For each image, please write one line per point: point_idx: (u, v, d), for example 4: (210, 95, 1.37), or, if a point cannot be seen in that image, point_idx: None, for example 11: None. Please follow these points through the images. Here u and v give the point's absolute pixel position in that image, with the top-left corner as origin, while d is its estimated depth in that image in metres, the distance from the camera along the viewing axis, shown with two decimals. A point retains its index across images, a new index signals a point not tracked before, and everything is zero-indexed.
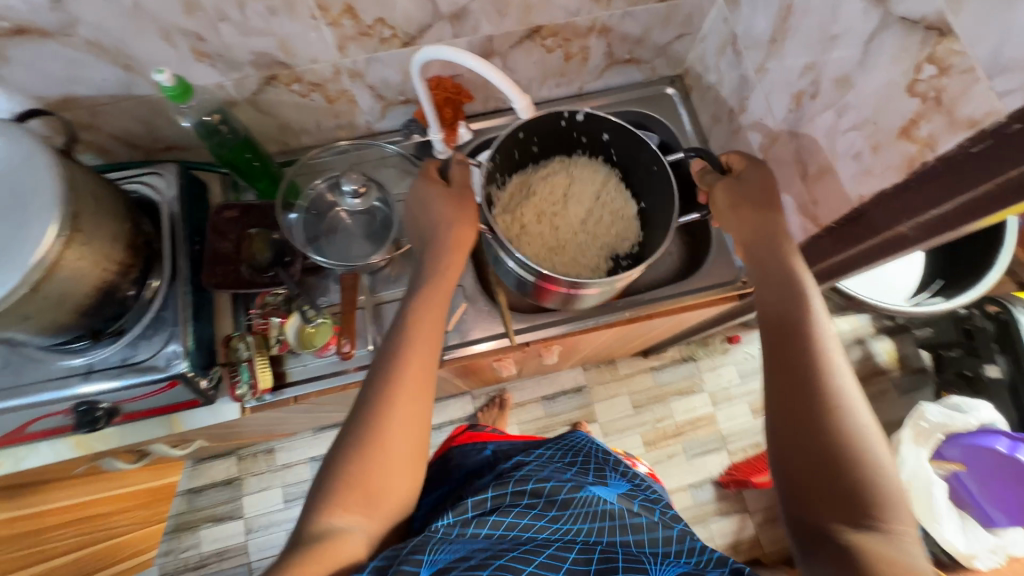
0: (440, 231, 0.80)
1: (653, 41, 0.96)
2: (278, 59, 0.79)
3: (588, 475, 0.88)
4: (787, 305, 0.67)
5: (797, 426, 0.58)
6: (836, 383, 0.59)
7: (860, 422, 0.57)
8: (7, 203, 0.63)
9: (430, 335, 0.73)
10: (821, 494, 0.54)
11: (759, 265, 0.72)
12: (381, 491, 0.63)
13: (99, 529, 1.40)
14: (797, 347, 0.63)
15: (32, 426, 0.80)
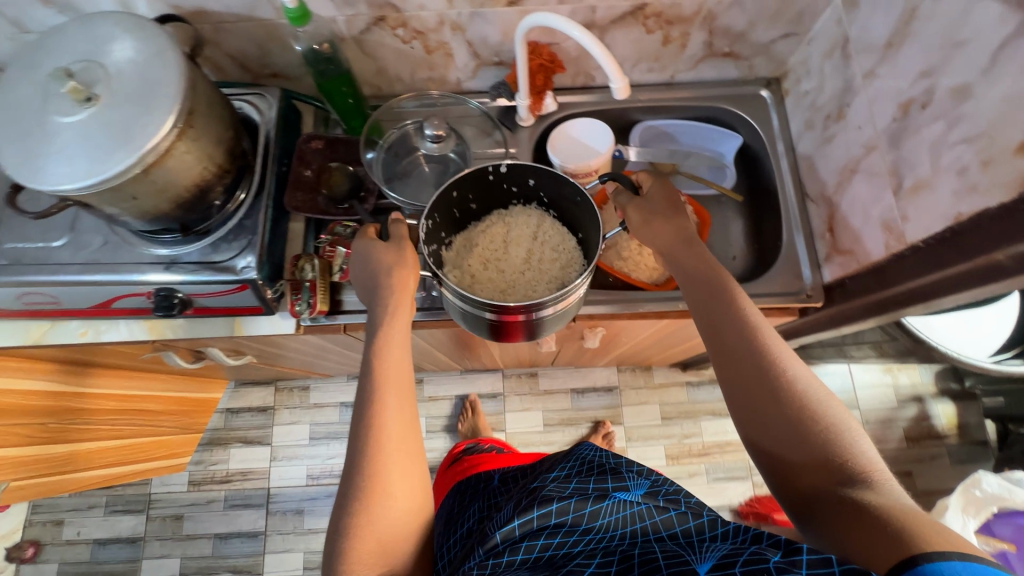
0: (384, 278, 0.81)
1: (757, 37, 0.94)
2: (390, 2, 0.83)
3: (608, 488, 0.77)
4: (715, 310, 0.72)
5: (761, 416, 0.64)
6: (772, 366, 0.66)
7: (806, 380, 0.64)
8: (137, 89, 0.69)
9: (399, 347, 0.78)
10: (803, 463, 0.61)
11: (687, 276, 0.78)
12: (388, 540, 0.66)
13: (145, 424, 1.51)
14: (736, 333, 0.69)
15: (117, 303, 0.89)
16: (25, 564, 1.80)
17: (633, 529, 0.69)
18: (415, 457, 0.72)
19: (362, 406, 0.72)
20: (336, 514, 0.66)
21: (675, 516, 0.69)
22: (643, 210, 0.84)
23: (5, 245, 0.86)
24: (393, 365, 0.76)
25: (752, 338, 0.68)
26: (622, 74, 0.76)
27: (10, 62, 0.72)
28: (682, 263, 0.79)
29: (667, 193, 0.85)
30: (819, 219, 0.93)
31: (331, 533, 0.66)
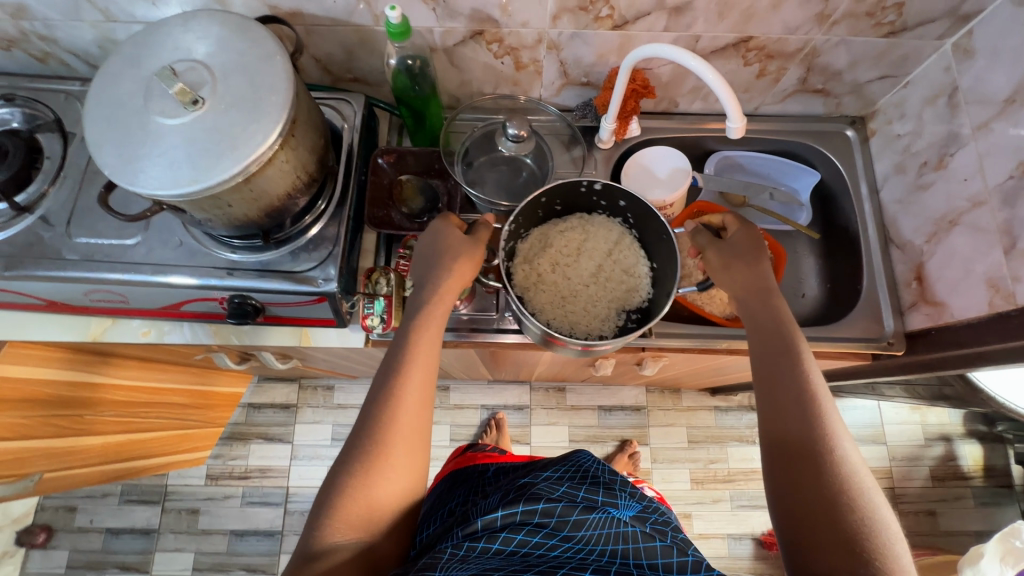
0: (439, 261, 0.78)
1: (854, 76, 0.92)
2: (493, 17, 0.80)
3: (597, 500, 0.70)
4: (775, 358, 0.69)
5: (799, 483, 0.60)
6: (822, 433, 0.62)
7: (855, 466, 0.61)
8: (245, 95, 0.67)
9: (433, 338, 0.74)
10: (828, 545, 0.57)
11: (750, 318, 0.75)
12: (376, 518, 0.64)
13: (171, 416, 1.44)
14: (794, 391, 0.66)
15: (188, 307, 0.87)
16: (35, 550, 1.68)
17: (613, 550, 0.64)
18: (420, 444, 0.69)
19: (386, 374, 0.70)
20: (331, 476, 0.65)
21: (661, 548, 0.65)
22: (722, 246, 0.81)
23: (77, 240, 0.84)
24: (421, 356, 0.72)
25: (810, 403, 0.64)
26: (741, 113, 0.73)
27: (110, 55, 0.70)
28: (748, 305, 0.76)
29: (758, 238, 0.81)
30: (904, 266, 0.92)
31: (324, 490, 0.65)
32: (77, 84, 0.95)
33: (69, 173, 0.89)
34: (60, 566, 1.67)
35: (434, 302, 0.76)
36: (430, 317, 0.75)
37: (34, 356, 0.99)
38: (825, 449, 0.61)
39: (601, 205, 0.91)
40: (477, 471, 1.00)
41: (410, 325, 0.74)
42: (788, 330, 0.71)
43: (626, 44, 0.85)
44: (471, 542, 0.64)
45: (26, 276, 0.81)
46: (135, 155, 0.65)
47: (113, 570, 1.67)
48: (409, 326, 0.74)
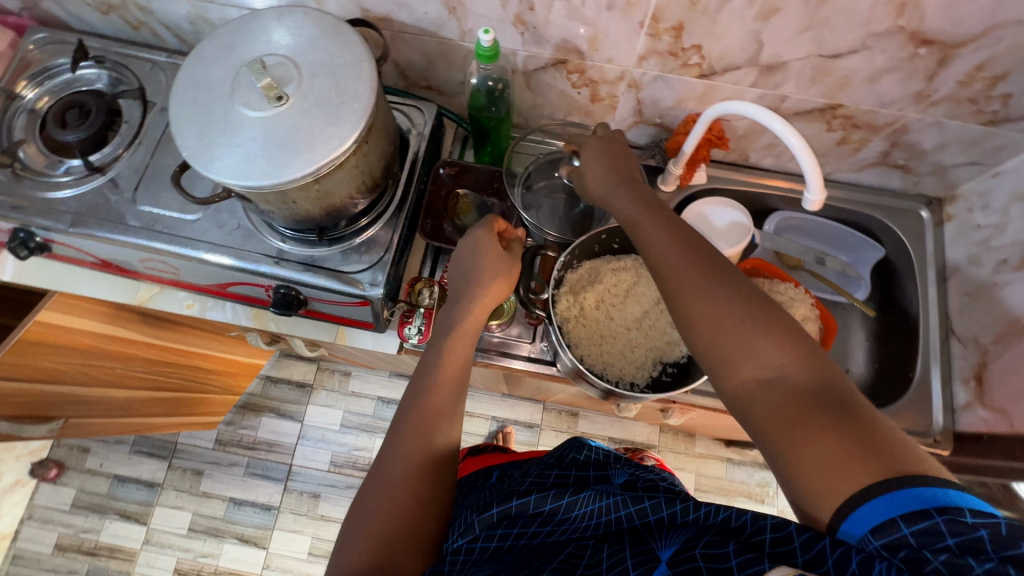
0: (471, 276, 0.75)
1: (940, 157, 0.88)
2: (579, 48, 0.79)
3: (589, 478, 0.69)
4: (674, 265, 0.61)
5: (731, 362, 0.54)
6: (750, 320, 0.55)
7: (751, 306, 0.56)
8: (328, 97, 0.67)
9: (459, 355, 0.71)
10: (781, 410, 0.50)
11: (642, 237, 0.66)
12: (399, 538, 0.60)
13: (192, 380, 1.44)
14: (686, 270, 0.60)
15: (234, 288, 0.89)
16: (45, 483, 1.72)
17: (603, 522, 0.57)
18: (448, 467, 0.66)
19: (413, 392, 0.69)
20: (360, 496, 0.63)
21: (649, 506, 0.56)
22: (580, 180, 0.79)
23: (142, 208, 0.86)
24: (446, 373, 0.70)
25: (702, 272, 0.59)
26: (823, 186, 0.69)
27: (205, 38, 0.71)
28: (636, 227, 0.67)
29: (612, 147, 0.78)
30: (964, 362, 0.89)
31: (353, 514, 0.62)
32: (164, 55, 0.97)
33: (143, 140, 0.92)
34: (65, 504, 1.72)
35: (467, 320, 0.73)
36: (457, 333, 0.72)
37: (79, 307, 1.02)
38: (762, 334, 0.54)
39: None
40: (479, 475, 0.92)
41: (440, 344, 0.72)
42: (671, 230, 0.64)
43: (708, 93, 0.83)
44: (470, 545, 0.60)
45: (88, 235, 0.84)
46: (214, 140, 0.66)
47: (114, 517, 1.71)
48: (435, 346, 0.72)
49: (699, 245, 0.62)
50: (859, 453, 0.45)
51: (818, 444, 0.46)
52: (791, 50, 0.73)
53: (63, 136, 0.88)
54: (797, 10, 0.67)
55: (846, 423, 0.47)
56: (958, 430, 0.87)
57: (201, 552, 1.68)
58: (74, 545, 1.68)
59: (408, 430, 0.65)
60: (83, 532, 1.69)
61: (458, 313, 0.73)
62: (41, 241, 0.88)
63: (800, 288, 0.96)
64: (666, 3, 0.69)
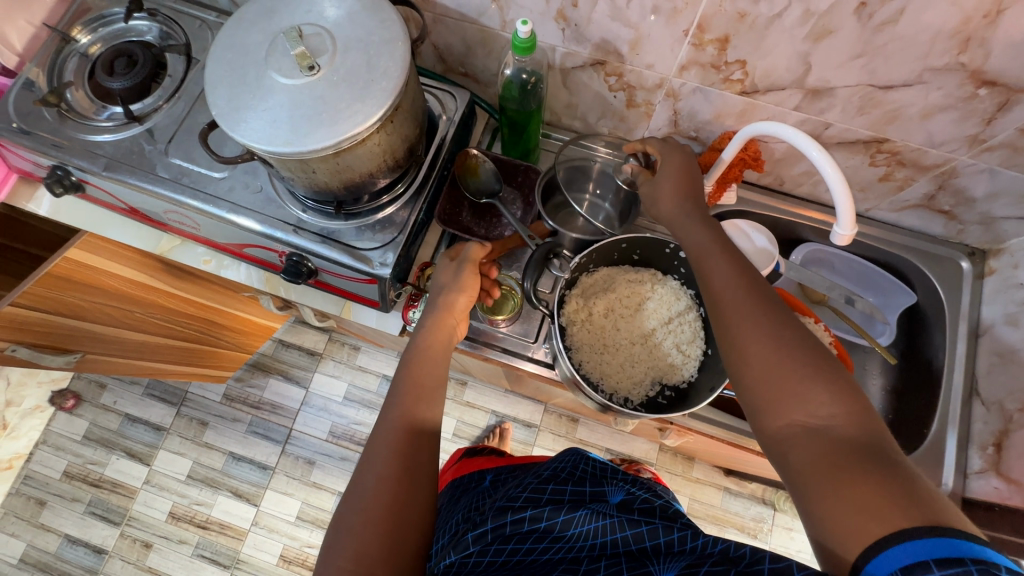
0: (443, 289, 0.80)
1: (989, 208, 0.83)
2: (619, 51, 0.77)
3: (585, 496, 0.66)
4: (736, 298, 0.61)
5: (775, 402, 0.54)
6: (805, 365, 0.54)
7: (806, 349, 0.55)
8: (359, 73, 0.67)
9: (432, 368, 0.74)
10: (821, 455, 0.49)
11: (704, 266, 0.66)
12: (375, 549, 0.58)
13: (207, 333, 1.48)
14: (743, 304, 0.60)
15: (250, 250, 0.91)
16: (62, 412, 1.80)
17: (599, 544, 0.58)
18: (422, 468, 0.64)
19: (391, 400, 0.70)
20: (338, 511, 0.62)
21: (647, 531, 0.58)
22: (652, 190, 0.78)
23: (172, 160, 0.88)
24: (425, 378, 0.72)
25: (759, 310, 0.59)
26: (854, 222, 0.65)
27: (248, 3, 0.72)
28: (699, 256, 0.67)
29: (688, 167, 0.76)
30: (984, 426, 0.84)
31: (332, 529, 0.61)
32: (213, 14, 0.99)
33: (182, 94, 0.94)
34: (77, 434, 1.79)
35: (439, 331, 0.77)
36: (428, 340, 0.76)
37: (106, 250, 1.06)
38: (813, 379, 0.53)
39: (677, 269, 0.89)
40: (474, 480, 0.92)
41: (413, 357, 0.74)
42: (734, 265, 0.64)
43: (747, 111, 0.80)
44: (463, 560, 0.60)
45: (119, 180, 0.86)
46: (243, 103, 0.66)
47: (119, 454, 1.77)
48: (410, 357, 0.74)
49: (762, 286, 0.62)
50: (896, 504, 0.43)
51: (855, 490, 0.45)
52: (840, 75, 0.69)
53: (108, 83, 0.91)
54: (851, 34, 0.64)
55: (888, 477, 0.45)
56: (967, 495, 0.83)
57: (196, 500, 1.73)
58: (81, 474, 1.75)
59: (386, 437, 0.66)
60: (90, 463, 1.77)
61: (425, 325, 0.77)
62: (75, 180, 0.91)
63: (820, 325, 0.93)
64: (714, 13, 0.67)
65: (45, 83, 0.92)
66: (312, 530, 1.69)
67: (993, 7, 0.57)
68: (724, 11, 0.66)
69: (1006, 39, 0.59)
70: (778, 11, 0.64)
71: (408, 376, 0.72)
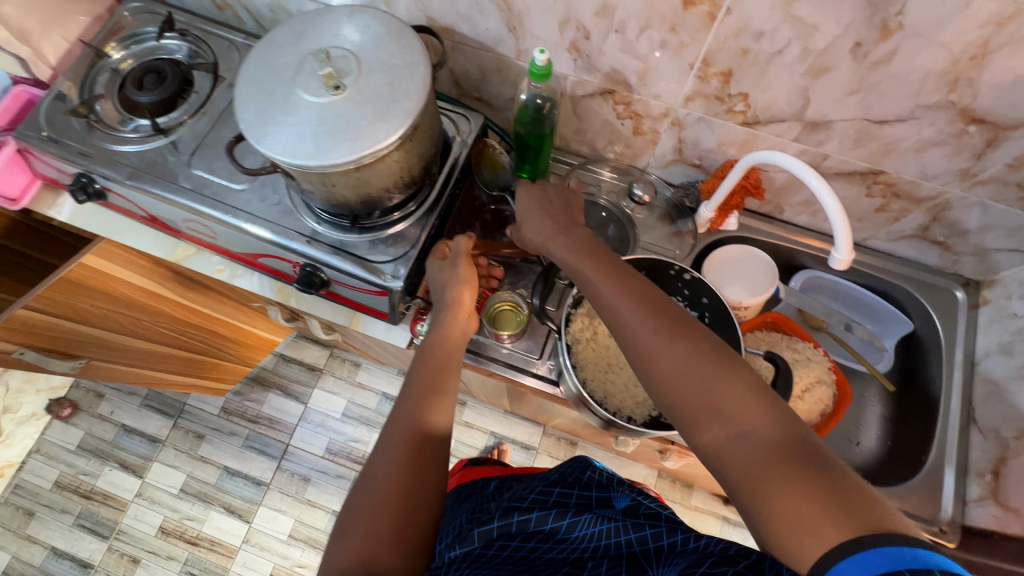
0: (444, 292, 0.81)
1: (981, 239, 0.86)
2: (628, 81, 0.81)
3: (592, 501, 0.68)
4: (632, 320, 0.62)
5: (697, 418, 0.55)
6: (710, 374, 0.56)
7: (705, 354, 0.57)
8: (382, 93, 0.71)
9: (446, 379, 0.75)
10: (751, 465, 0.50)
11: (594, 293, 0.67)
12: (381, 534, 0.62)
13: (209, 344, 1.49)
14: (641, 325, 0.61)
15: (264, 260, 0.93)
16: (57, 421, 1.79)
17: (602, 545, 0.59)
18: (430, 474, 0.67)
19: (398, 412, 0.71)
20: (351, 497, 0.66)
21: (650, 534, 0.58)
22: (535, 227, 0.77)
23: (195, 171, 0.91)
24: (433, 390, 0.73)
25: (658, 328, 0.60)
26: (852, 247, 0.67)
27: (279, 26, 0.77)
28: (586, 280, 0.67)
29: (552, 199, 0.79)
30: (982, 454, 0.85)
31: (344, 514, 0.64)
32: (242, 36, 1.04)
33: (207, 110, 0.98)
34: (72, 444, 1.78)
35: (450, 335, 0.79)
36: (435, 352, 0.78)
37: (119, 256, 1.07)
38: (722, 390, 0.55)
39: None
40: (478, 487, 0.92)
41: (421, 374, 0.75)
42: (620, 284, 0.65)
43: (749, 141, 0.84)
44: (466, 553, 0.63)
45: (142, 189, 0.90)
46: (270, 118, 0.70)
47: (113, 465, 1.75)
48: (415, 366, 0.77)
49: (653, 298, 0.63)
50: (829, 514, 0.45)
51: (788, 504, 0.46)
52: (837, 109, 0.73)
53: (136, 96, 0.95)
54: (847, 72, 0.68)
55: (808, 475, 0.47)
56: (968, 524, 0.83)
57: (187, 515, 1.70)
58: (72, 485, 1.73)
59: (397, 430, 0.69)
60: (83, 474, 1.75)
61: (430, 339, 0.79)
62: (99, 187, 0.94)
63: (820, 350, 0.96)
64: (718, 48, 0.71)
65: (77, 96, 0.96)
66: (303, 550, 1.66)
67: (979, 50, 0.61)
68: (728, 47, 0.70)
69: (993, 81, 0.63)
70: (779, 49, 0.68)
71: (413, 395, 0.73)
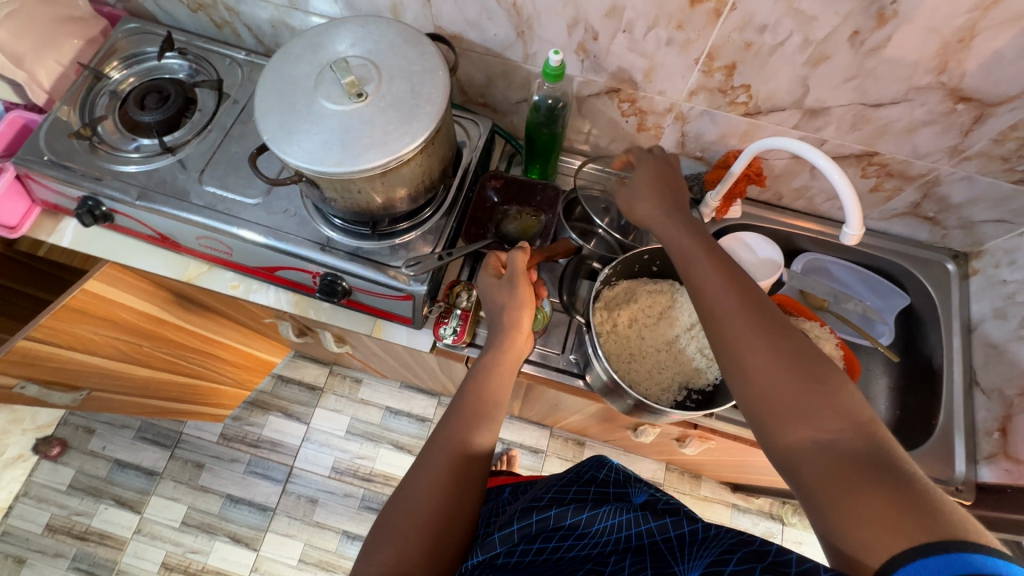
0: (500, 306, 0.78)
1: (970, 213, 0.92)
2: (634, 79, 0.85)
3: (609, 495, 0.69)
4: (729, 307, 0.62)
5: (780, 414, 0.55)
6: (802, 375, 0.56)
7: (798, 357, 0.57)
8: (404, 99, 0.73)
9: (497, 400, 0.73)
10: (831, 469, 0.50)
11: (696, 279, 0.66)
12: (419, 552, 0.61)
13: (210, 369, 1.45)
14: (739, 315, 0.61)
15: (282, 273, 0.93)
16: (46, 461, 1.71)
17: (622, 537, 0.60)
18: (468, 492, 0.66)
19: (442, 429, 0.70)
20: (384, 511, 0.65)
21: (671, 524, 0.58)
22: (628, 196, 0.80)
23: (206, 188, 0.91)
24: (480, 416, 0.70)
25: (757, 323, 0.60)
26: (862, 222, 0.71)
27: (293, 39, 0.77)
28: (687, 268, 0.68)
29: (656, 178, 0.80)
30: (988, 414, 0.90)
31: (376, 527, 0.64)
32: (242, 53, 1.05)
33: (212, 127, 0.97)
34: (63, 483, 1.69)
35: (501, 359, 0.75)
36: (492, 374, 0.74)
37: (123, 281, 1.03)
38: (815, 393, 0.54)
39: None
40: (494, 492, 0.91)
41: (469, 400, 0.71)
42: (726, 276, 0.65)
43: (751, 131, 0.88)
44: (490, 559, 0.62)
45: (153, 209, 0.89)
46: (294, 127, 0.70)
47: (108, 502, 1.68)
48: (468, 384, 0.73)
49: (755, 294, 0.63)
50: (910, 518, 0.44)
51: (871, 508, 0.46)
52: (834, 96, 0.78)
53: (139, 116, 0.94)
54: (844, 59, 0.73)
55: (893, 484, 0.47)
56: (982, 481, 0.88)
57: (191, 548, 1.64)
58: (66, 527, 1.65)
59: (440, 454, 0.67)
60: (76, 514, 1.67)
61: (486, 359, 0.76)
62: (106, 210, 0.93)
63: (825, 327, 0.99)
64: (723, 42, 0.75)
65: (77, 119, 0.95)
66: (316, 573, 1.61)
67: (966, 33, 0.66)
68: (732, 41, 0.75)
69: (978, 61, 0.69)
70: (781, 40, 0.73)
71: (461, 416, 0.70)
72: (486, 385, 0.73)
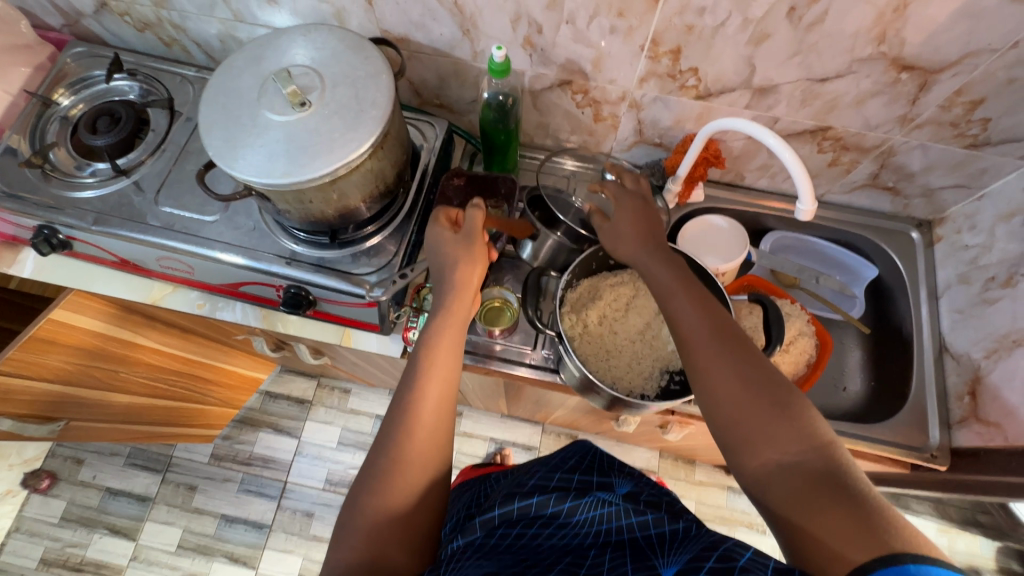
0: (445, 274, 0.77)
1: (927, 180, 0.92)
2: (584, 69, 0.85)
3: (592, 484, 0.68)
4: (701, 335, 0.62)
5: (748, 440, 0.55)
6: (768, 401, 0.56)
7: (765, 383, 0.58)
8: (349, 105, 0.72)
9: (446, 372, 0.70)
10: (797, 493, 0.50)
11: (670, 309, 0.67)
12: (389, 531, 0.60)
13: (193, 390, 1.44)
14: (710, 345, 0.61)
15: (246, 289, 0.92)
16: (36, 495, 1.69)
17: (604, 530, 0.58)
18: (434, 470, 0.66)
19: (395, 414, 0.67)
20: (353, 494, 0.64)
21: (652, 519, 0.58)
22: (610, 233, 0.77)
23: (163, 208, 0.90)
24: (434, 383, 0.69)
25: (725, 351, 0.60)
26: (814, 197, 0.72)
27: (235, 52, 0.77)
28: (662, 300, 0.68)
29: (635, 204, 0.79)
30: (958, 378, 0.90)
31: (346, 513, 0.63)
32: (194, 71, 1.04)
33: (166, 146, 0.96)
34: (55, 516, 1.68)
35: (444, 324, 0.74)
36: (438, 344, 0.72)
37: (90, 308, 1.01)
38: (781, 418, 0.55)
39: None
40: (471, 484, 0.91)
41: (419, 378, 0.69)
42: (699, 306, 0.65)
43: (704, 114, 0.88)
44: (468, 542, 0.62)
45: (109, 233, 0.87)
46: (239, 141, 0.70)
47: (102, 531, 1.66)
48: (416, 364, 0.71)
49: (724, 322, 0.64)
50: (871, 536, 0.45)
51: (834, 530, 0.46)
52: (781, 73, 0.78)
53: (91, 140, 0.93)
54: (785, 36, 0.73)
55: (854, 505, 0.47)
56: (957, 445, 0.88)
57: (188, 571, 1.63)
58: (60, 560, 1.63)
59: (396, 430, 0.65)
60: (70, 546, 1.65)
61: (431, 327, 0.74)
62: (63, 238, 0.92)
63: (796, 305, 1.00)
64: (665, 27, 0.75)
65: (28, 147, 0.94)
66: None
67: (900, 2, 0.66)
68: (673, 25, 0.75)
69: (914, 29, 0.69)
70: (721, 21, 0.73)
71: (415, 388, 0.68)
72: (438, 353, 0.71)
